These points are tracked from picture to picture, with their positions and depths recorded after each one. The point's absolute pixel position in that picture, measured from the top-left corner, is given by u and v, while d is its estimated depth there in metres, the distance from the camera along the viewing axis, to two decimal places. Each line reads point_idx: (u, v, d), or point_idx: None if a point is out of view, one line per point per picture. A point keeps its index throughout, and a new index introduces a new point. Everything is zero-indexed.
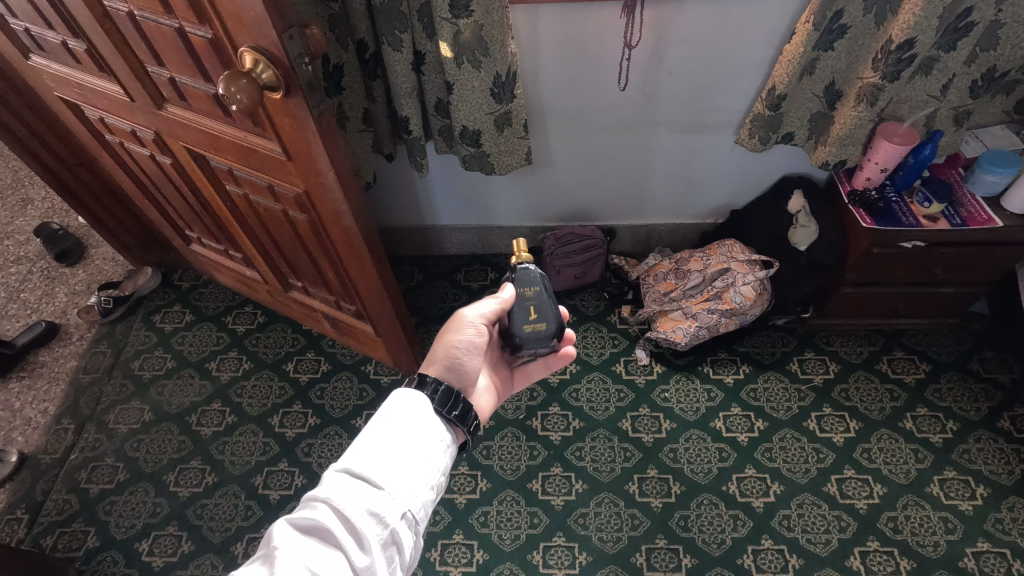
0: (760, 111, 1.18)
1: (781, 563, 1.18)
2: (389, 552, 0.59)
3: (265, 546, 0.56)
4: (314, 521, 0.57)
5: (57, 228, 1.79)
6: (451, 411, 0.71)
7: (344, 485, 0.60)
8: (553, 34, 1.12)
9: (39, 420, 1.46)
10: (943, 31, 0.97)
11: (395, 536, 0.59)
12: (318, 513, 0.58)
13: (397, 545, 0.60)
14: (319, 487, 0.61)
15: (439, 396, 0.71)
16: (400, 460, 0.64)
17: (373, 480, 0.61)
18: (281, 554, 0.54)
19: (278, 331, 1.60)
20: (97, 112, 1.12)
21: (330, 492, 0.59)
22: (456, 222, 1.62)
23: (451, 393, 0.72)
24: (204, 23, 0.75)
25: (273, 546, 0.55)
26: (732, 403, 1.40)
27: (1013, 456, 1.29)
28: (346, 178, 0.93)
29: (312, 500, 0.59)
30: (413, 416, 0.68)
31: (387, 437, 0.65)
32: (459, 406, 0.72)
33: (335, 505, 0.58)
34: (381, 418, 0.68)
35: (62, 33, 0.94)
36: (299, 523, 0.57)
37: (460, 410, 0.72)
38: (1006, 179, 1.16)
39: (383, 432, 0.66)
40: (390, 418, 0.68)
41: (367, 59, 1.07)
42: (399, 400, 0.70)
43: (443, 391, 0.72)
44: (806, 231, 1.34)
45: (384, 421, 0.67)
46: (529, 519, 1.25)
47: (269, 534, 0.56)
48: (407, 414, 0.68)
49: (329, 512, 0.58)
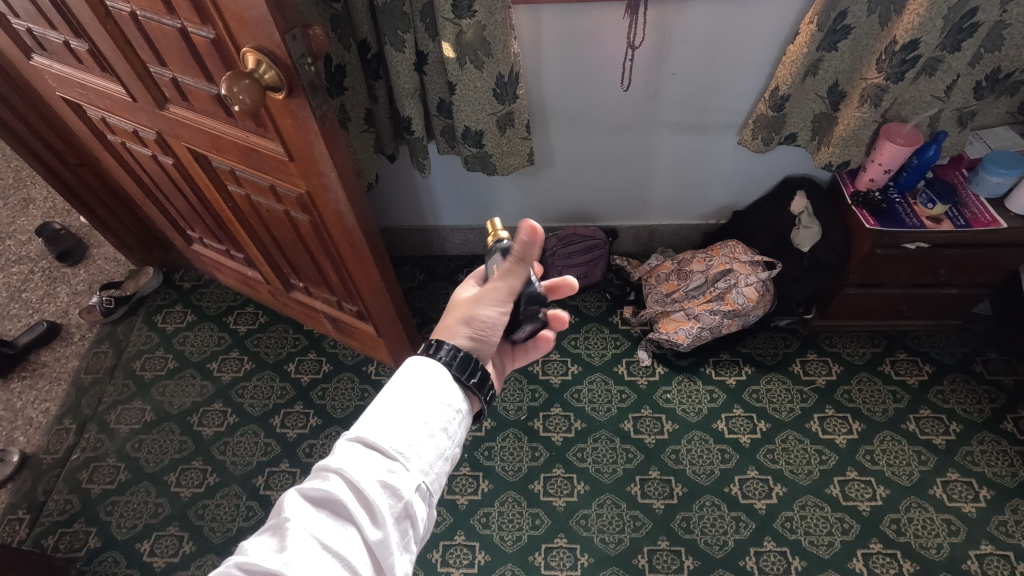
0: (763, 111, 1.18)
1: (783, 565, 1.18)
2: (403, 525, 0.59)
3: (278, 515, 0.56)
4: (326, 493, 0.57)
5: (59, 229, 1.79)
6: (469, 379, 0.69)
7: (357, 456, 0.60)
8: (555, 34, 1.12)
9: (41, 421, 1.46)
10: (948, 32, 0.97)
11: (408, 510, 0.59)
12: (330, 485, 0.57)
13: (411, 518, 0.59)
14: (333, 456, 0.60)
15: (456, 363, 0.69)
16: (414, 429, 0.62)
17: (387, 451, 0.60)
18: (293, 526, 0.55)
19: (280, 331, 1.60)
20: (99, 112, 1.12)
21: (342, 464, 0.59)
22: (457, 222, 1.61)
23: (469, 359, 0.70)
24: (207, 23, 0.75)
25: (285, 518, 0.55)
26: (735, 405, 1.40)
27: (1017, 458, 1.29)
28: (349, 178, 0.93)
29: (325, 470, 0.59)
30: (428, 385, 0.66)
31: (402, 405, 0.64)
32: (478, 373, 0.70)
33: (348, 477, 0.58)
34: (397, 385, 0.66)
35: (65, 33, 0.94)
36: (311, 494, 0.57)
37: (478, 378, 0.70)
38: (1010, 180, 1.16)
39: (398, 400, 0.64)
40: (405, 386, 0.66)
41: (369, 60, 1.07)
42: (415, 368, 0.67)
43: (461, 358, 0.69)
44: (809, 232, 1.31)
45: (399, 389, 0.65)
46: (531, 521, 1.25)
47: (282, 504, 0.56)
48: (421, 382, 0.66)
49: (341, 484, 0.58)
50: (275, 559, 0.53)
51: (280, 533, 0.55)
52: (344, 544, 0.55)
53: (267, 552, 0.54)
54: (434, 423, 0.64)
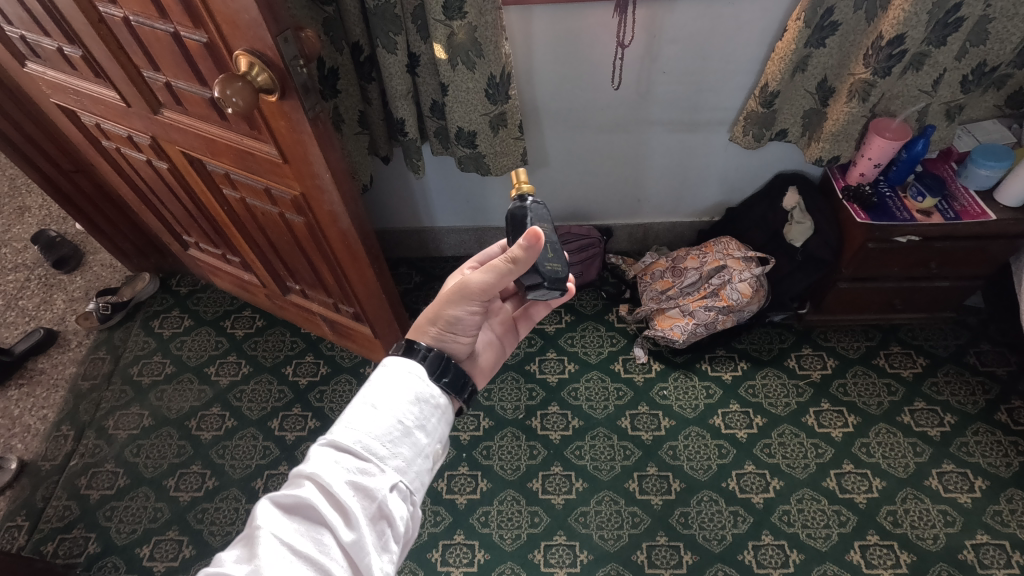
0: (753, 108, 1.19)
1: (781, 558, 1.18)
2: (379, 526, 0.59)
3: (249, 526, 0.56)
4: (298, 499, 0.58)
5: (56, 236, 1.80)
6: (443, 377, 0.71)
7: (329, 461, 0.60)
8: (546, 34, 1.13)
9: (39, 428, 1.46)
10: (933, 27, 0.98)
11: (383, 510, 0.60)
12: (302, 491, 0.58)
13: (387, 518, 0.60)
14: (306, 462, 0.61)
15: (428, 362, 0.71)
16: (388, 429, 0.63)
17: (360, 453, 0.61)
18: (264, 534, 0.55)
19: (277, 335, 1.60)
20: (94, 118, 1.13)
21: (315, 469, 0.59)
22: (453, 223, 1.62)
23: (442, 358, 0.72)
24: (200, 27, 0.76)
25: (256, 527, 0.55)
26: (731, 400, 1.40)
27: (1011, 448, 1.30)
28: (343, 179, 0.94)
29: (298, 477, 0.60)
30: (402, 383, 0.67)
31: (376, 406, 0.64)
32: (449, 373, 0.72)
33: (320, 481, 0.59)
34: (371, 387, 0.67)
35: (58, 40, 0.95)
36: (282, 501, 0.57)
37: (449, 377, 0.72)
38: (998, 172, 1.17)
39: (372, 400, 0.65)
40: (377, 386, 0.67)
41: (362, 62, 1.07)
42: (389, 368, 0.69)
43: (434, 357, 0.72)
44: (801, 228, 1.35)
45: (372, 389, 0.67)
46: (530, 518, 1.25)
47: (253, 514, 0.56)
48: (395, 381, 0.67)
49: (314, 489, 0.58)
50: (244, 568, 0.52)
51: (251, 542, 0.55)
52: (317, 549, 0.56)
53: (237, 563, 0.53)
54: (410, 421, 0.65)
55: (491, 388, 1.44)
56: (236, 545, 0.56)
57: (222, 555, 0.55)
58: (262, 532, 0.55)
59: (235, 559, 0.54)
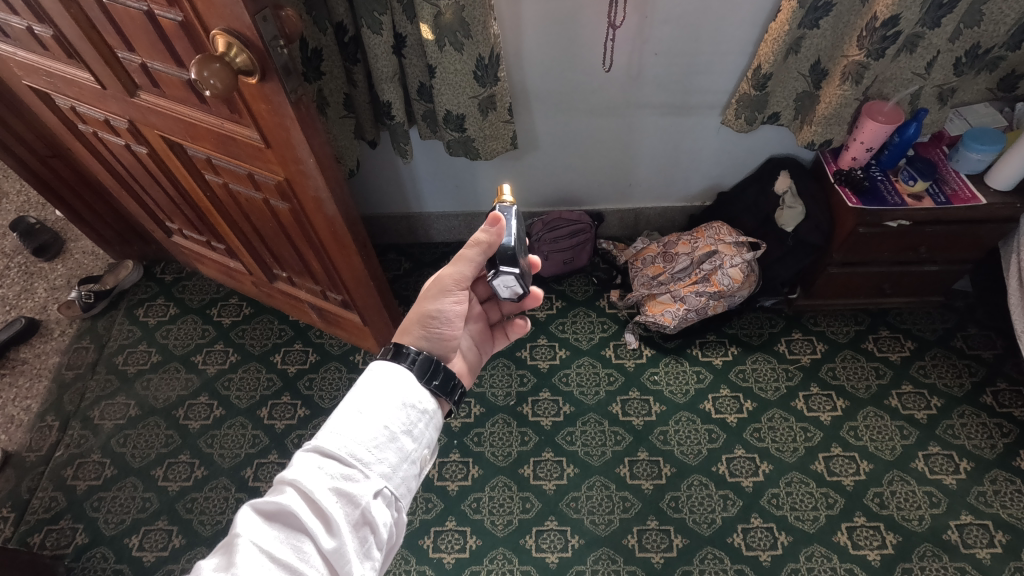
0: (746, 91, 1.18)
1: (770, 541, 1.20)
2: (362, 533, 0.59)
3: (228, 533, 0.56)
4: (280, 507, 0.57)
5: (34, 223, 1.75)
6: (432, 381, 0.70)
7: (313, 466, 0.59)
8: (536, 15, 1.10)
9: (23, 418, 1.44)
10: (928, 8, 0.97)
11: (366, 516, 0.59)
12: (283, 498, 0.57)
13: (369, 524, 0.59)
14: (289, 467, 0.60)
15: (417, 367, 0.69)
16: (372, 433, 0.62)
17: (344, 459, 0.60)
18: (243, 542, 0.54)
19: (265, 322, 1.58)
20: (68, 101, 1.09)
21: (297, 475, 0.58)
22: (442, 208, 1.60)
23: (432, 361, 0.70)
24: (174, 5, 0.73)
25: (235, 534, 0.55)
26: (721, 385, 1.41)
27: (996, 430, 1.32)
28: (328, 164, 0.91)
29: (281, 483, 0.59)
30: (390, 388, 0.66)
31: (363, 410, 0.64)
32: (440, 376, 0.70)
33: (302, 488, 0.58)
34: (359, 392, 0.65)
35: (29, 19, 0.91)
36: (265, 508, 0.57)
37: (440, 379, 0.70)
38: (989, 156, 1.17)
39: (358, 405, 0.64)
40: (366, 391, 0.65)
41: (346, 43, 1.05)
42: (375, 373, 0.67)
43: (423, 360, 0.70)
44: (792, 212, 1.33)
45: (360, 395, 0.65)
46: (521, 504, 1.26)
47: (232, 521, 0.56)
48: (384, 386, 0.66)
49: (295, 495, 0.58)
50: None
51: (231, 550, 0.54)
52: (297, 557, 0.55)
53: (216, 570, 0.53)
54: (396, 426, 0.64)
55: (482, 375, 1.44)
56: (216, 552, 0.56)
57: (203, 562, 0.54)
58: (241, 540, 0.54)
59: (213, 567, 0.53)
